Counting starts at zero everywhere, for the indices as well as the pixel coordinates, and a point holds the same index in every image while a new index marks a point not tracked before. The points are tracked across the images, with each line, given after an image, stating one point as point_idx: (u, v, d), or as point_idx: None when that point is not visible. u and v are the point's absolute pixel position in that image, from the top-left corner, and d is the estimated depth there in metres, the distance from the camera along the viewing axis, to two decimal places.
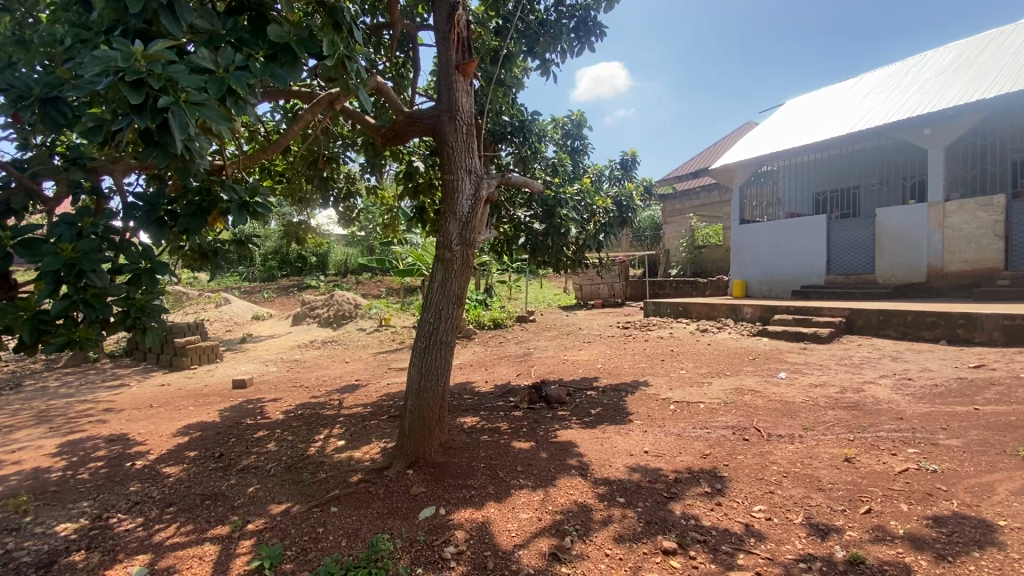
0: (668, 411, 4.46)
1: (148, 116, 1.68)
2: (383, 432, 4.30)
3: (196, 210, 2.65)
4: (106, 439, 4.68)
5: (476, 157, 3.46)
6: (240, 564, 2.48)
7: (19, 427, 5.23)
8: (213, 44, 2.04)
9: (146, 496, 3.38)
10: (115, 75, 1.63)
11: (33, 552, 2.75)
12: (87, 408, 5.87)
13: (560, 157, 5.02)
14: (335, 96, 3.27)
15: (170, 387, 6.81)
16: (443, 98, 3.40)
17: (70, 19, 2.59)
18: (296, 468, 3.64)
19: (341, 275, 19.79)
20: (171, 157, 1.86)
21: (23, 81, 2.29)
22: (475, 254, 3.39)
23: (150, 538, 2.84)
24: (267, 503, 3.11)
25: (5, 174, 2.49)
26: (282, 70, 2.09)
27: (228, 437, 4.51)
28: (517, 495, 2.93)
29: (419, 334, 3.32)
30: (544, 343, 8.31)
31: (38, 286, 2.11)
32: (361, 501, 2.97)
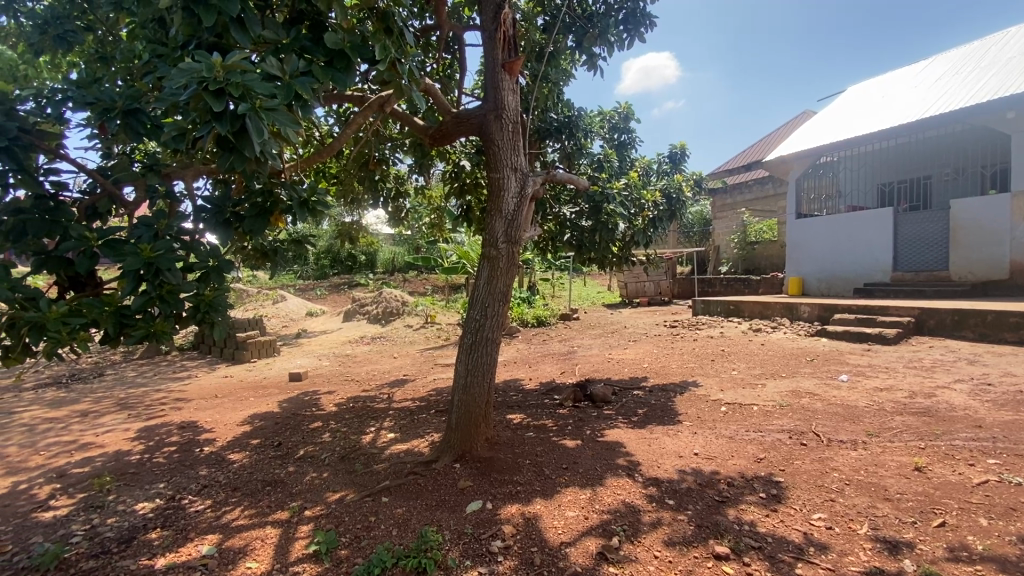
0: (719, 412, 4.33)
1: (227, 123, 1.79)
2: (431, 427, 4.40)
3: (259, 210, 2.82)
4: (178, 426, 5.04)
5: (521, 155, 3.48)
6: (299, 548, 2.61)
7: (104, 413, 5.72)
8: (279, 53, 2.14)
9: (212, 480, 3.61)
10: (199, 85, 1.75)
11: (116, 528, 3.00)
12: (160, 397, 6.32)
13: (606, 152, 4.91)
14: (386, 99, 3.35)
15: (233, 379, 7.22)
16: (489, 97, 3.42)
17: (148, 37, 2.81)
18: (349, 459, 3.78)
19: (389, 273, 20.37)
20: (248, 161, 1.96)
21: (107, 94, 2.47)
22: (521, 250, 3.41)
23: (218, 519, 3.03)
24: (322, 491, 3.25)
25: (92, 181, 2.73)
26: (341, 76, 2.19)
27: (284, 427, 4.74)
28: (564, 493, 2.92)
29: (466, 330, 3.37)
30: (589, 341, 8.23)
31: (121, 283, 2.32)
32: (410, 493, 3.05)
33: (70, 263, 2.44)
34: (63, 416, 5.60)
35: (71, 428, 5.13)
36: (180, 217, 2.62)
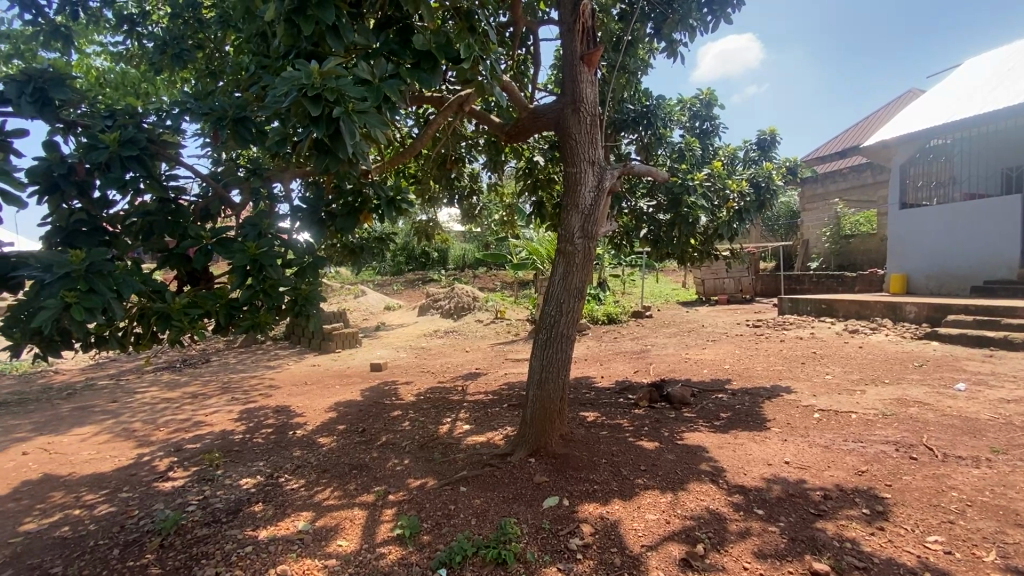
0: (811, 419, 4.02)
1: (323, 127, 1.89)
2: (505, 420, 4.46)
3: (349, 210, 3.07)
4: (273, 409, 5.47)
5: (599, 148, 3.41)
6: (385, 530, 2.75)
7: (211, 395, 6.34)
8: (369, 57, 2.23)
9: (305, 461, 3.88)
10: (299, 91, 1.87)
11: (224, 500, 3.31)
12: (258, 382, 6.90)
13: (688, 141, 4.71)
14: (465, 98, 3.40)
15: (320, 367, 7.74)
16: (567, 89, 3.38)
17: (252, 51, 3.05)
18: (428, 447, 3.92)
19: (460, 269, 20.89)
20: (341, 163, 2.07)
21: (219, 104, 2.70)
22: (598, 246, 3.35)
23: (312, 497, 3.25)
24: (404, 478, 3.40)
25: (205, 185, 3.02)
26: (426, 77, 2.25)
27: (366, 415, 4.99)
28: (643, 495, 2.85)
29: (541, 326, 3.36)
30: (664, 339, 7.96)
31: (231, 278, 2.56)
32: (487, 484, 3.11)
33: (188, 260, 2.72)
34: (178, 397, 6.27)
35: (185, 408, 5.73)
36: (276, 219, 2.81)
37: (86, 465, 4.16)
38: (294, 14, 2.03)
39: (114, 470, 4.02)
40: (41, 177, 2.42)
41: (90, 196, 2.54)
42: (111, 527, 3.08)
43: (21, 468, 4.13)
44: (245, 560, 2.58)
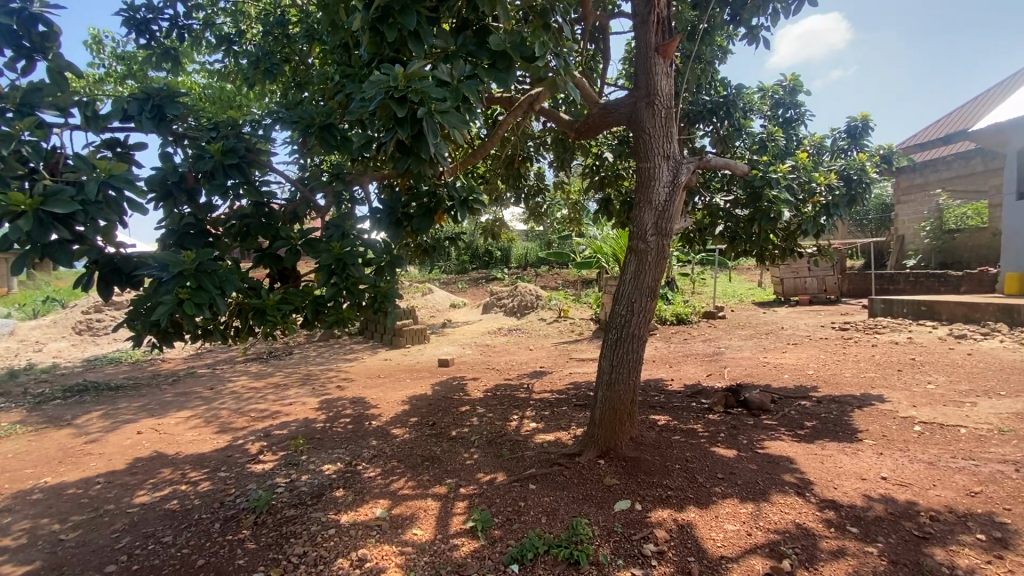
0: (911, 432, 3.67)
1: (408, 127, 1.97)
2: (573, 420, 4.43)
3: (425, 210, 3.18)
4: (350, 401, 5.77)
5: (674, 142, 3.30)
6: (458, 523, 2.82)
7: (294, 385, 6.79)
8: (448, 59, 2.29)
9: (380, 451, 4.07)
10: (387, 93, 1.96)
11: (309, 484, 3.54)
12: (334, 374, 7.31)
13: (770, 131, 4.45)
14: (535, 97, 3.39)
15: (391, 362, 8.07)
16: (641, 82, 3.30)
17: (337, 61, 3.24)
18: (496, 443, 3.97)
19: (522, 267, 21.01)
20: (423, 163, 2.15)
21: (308, 113, 2.88)
22: (672, 243, 3.25)
23: (388, 486, 3.40)
24: (474, 472, 3.47)
25: (293, 189, 3.24)
26: (502, 76, 2.28)
27: (436, 409, 5.14)
28: (721, 504, 2.73)
29: (611, 326, 3.29)
30: (738, 342, 7.57)
31: (317, 275, 2.74)
32: (556, 483, 3.11)
33: (279, 259, 2.93)
34: (265, 386, 6.78)
35: (271, 397, 6.18)
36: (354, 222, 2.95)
37: (189, 445, 4.59)
38: (378, 22, 2.13)
39: (213, 451, 4.41)
40: (158, 185, 2.65)
41: (198, 202, 2.77)
42: (212, 503, 3.38)
43: (137, 445, 4.63)
44: (330, 541, 2.74)
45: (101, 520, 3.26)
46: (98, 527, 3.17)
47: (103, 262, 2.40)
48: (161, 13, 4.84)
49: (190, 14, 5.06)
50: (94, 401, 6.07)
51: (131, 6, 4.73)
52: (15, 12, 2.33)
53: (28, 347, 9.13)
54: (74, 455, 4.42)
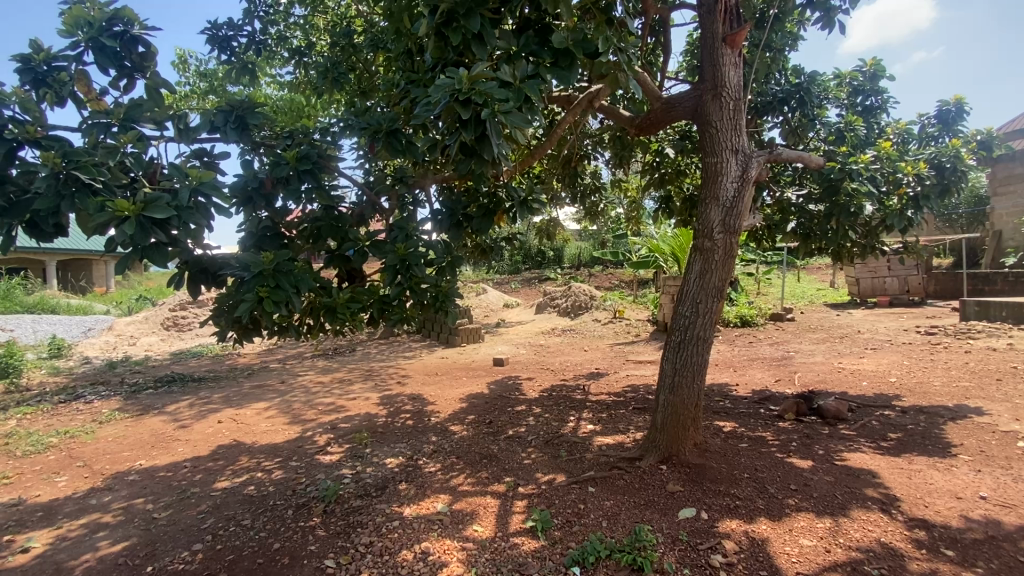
0: (1016, 449, 3.31)
1: (472, 129, 1.99)
2: (632, 423, 4.33)
3: (485, 211, 3.23)
4: (410, 397, 5.94)
5: (743, 135, 3.16)
6: (518, 522, 2.83)
7: (356, 381, 7.07)
8: (511, 59, 2.30)
9: (439, 447, 4.15)
10: (452, 96, 1.99)
11: (374, 476, 3.67)
12: (394, 371, 7.55)
13: (849, 119, 4.16)
14: (596, 94, 3.34)
15: (447, 360, 8.23)
16: (707, 74, 3.18)
17: (400, 67, 3.33)
18: (554, 444, 3.95)
19: (576, 267, 20.83)
20: (486, 164, 2.17)
21: (375, 119, 2.97)
22: (740, 241, 3.11)
23: (448, 481, 3.47)
24: (533, 471, 3.47)
25: (360, 192, 3.37)
26: (564, 74, 2.27)
27: (492, 408, 5.19)
28: (795, 517, 2.58)
29: (675, 327, 3.19)
30: (809, 346, 7.13)
31: (383, 276, 2.85)
32: (617, 487, 3.05)
33: (347, 259, 3.06)
34: (331, 381, 7.10)
35: (336, 392, 6.46)
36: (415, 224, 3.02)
37: (263, 435, 4.88)
38: (444, 26, 2.17)
39: (285, 441, 4.67)
40: (240, 192, 2.83)
41: (274, 206, 2.93)
42: (285, 491, 3.58)
43: (218, 434, 4.98)
44: (394, 533, 2.83)
45: (188, 502, 3.53)
46: (186, 508, 3.44)
47: (193, 263, 2.59)
48: (240, 30, 5.18)
49: (265, 30, 5.38)
50: (180, 391, 6.59)
51: (214, 25, 5.09)
52: (120, 35, 2.57)
53: (125, 341, 10.06)
54: (164, 440, 4.81)
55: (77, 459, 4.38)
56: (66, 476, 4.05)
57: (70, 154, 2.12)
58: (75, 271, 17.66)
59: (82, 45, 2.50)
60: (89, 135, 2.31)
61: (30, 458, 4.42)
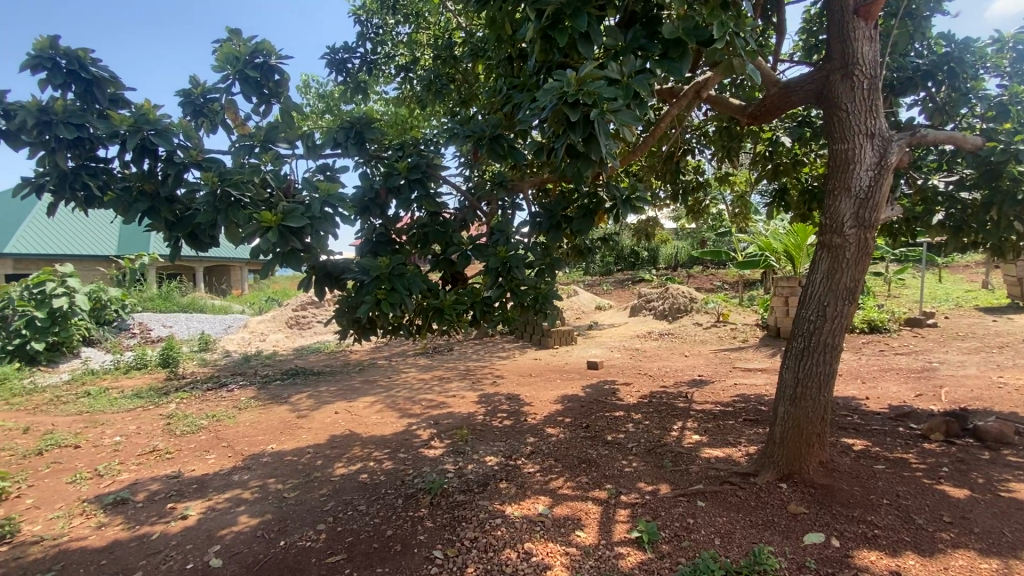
0: None
1: (580, 131, 1.98)
2: (743, 436, 4.04)
3: (586, 212, 3.19)
4: (506, 397, 6.04)
5: (880, 117, 2.81)
6: (622, 531, 2.75)
7: (455, 380, 7.34)
8: (618, 56, 2.26)
9: (537, 448, 4.17)
10: (561, 99, 1.99)
11: (475, 473, 3.78)
12: (489, 371, 7.73)
13: (1015, 90, 3.55)
14: (703, 84, 3.17)
15: (541, 361, 8.26)
16: (835, 53, 2.89)
17: (502, 73, 3.40)
18: (656, 452, 3.80)
19: (672, 268, 19.97)
20: (593, 164, 2.15)
21: (478, 126, 3.05)
22: (877, 237, 2.77)
23: (547, 483, 3.46)
24: (635, 480, 3.35)
25: (463, 198, 3.49)
26: (675, 66, 2.18)
27: (589, 411, 5.11)
28: (952, 556, 2.26)
29: (796, 333, 2.92)
30: (958, 356, 6.17)
31: (486, 279, 2.94)
32: (729, 504, 2.86)
33: (451, 263, 3.18)
34: (431, 379, 7.45)
35: (437, 389, 6.75)
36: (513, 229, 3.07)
37: (374, 427, 5.23)
38: (550, 28, 2.19)
39: (392, 434, 4.96)
40: (357, 202, 3.05)
41: (386, 214, 3.12)
42: (395, 481, 3.80)
43: (335, 424, 5.42)
44: (497, 531, 2.88)
45: (312, 485, 3.88)
46: (311, 490, 3.78)
47: (318, 268, 2.84)
48: (353, 52, 5.64)
49: (375, 50, 5.81)
50: (302, 384, 7.28)
51: (332, 50, 5.58)
52: (260, 65, 2.89)
53: (257, 337, 11.34)
54: (290, 427, 5.34)
55: (222, 440, 5.01)
56: (214, 455, 4.65)
57: (224, 174, 2.42)
58: (217, 275, 20.29)
59: (231, 78, 2.85)
60: (237, 157, 2.62)
61: (187, 437, 5.13)
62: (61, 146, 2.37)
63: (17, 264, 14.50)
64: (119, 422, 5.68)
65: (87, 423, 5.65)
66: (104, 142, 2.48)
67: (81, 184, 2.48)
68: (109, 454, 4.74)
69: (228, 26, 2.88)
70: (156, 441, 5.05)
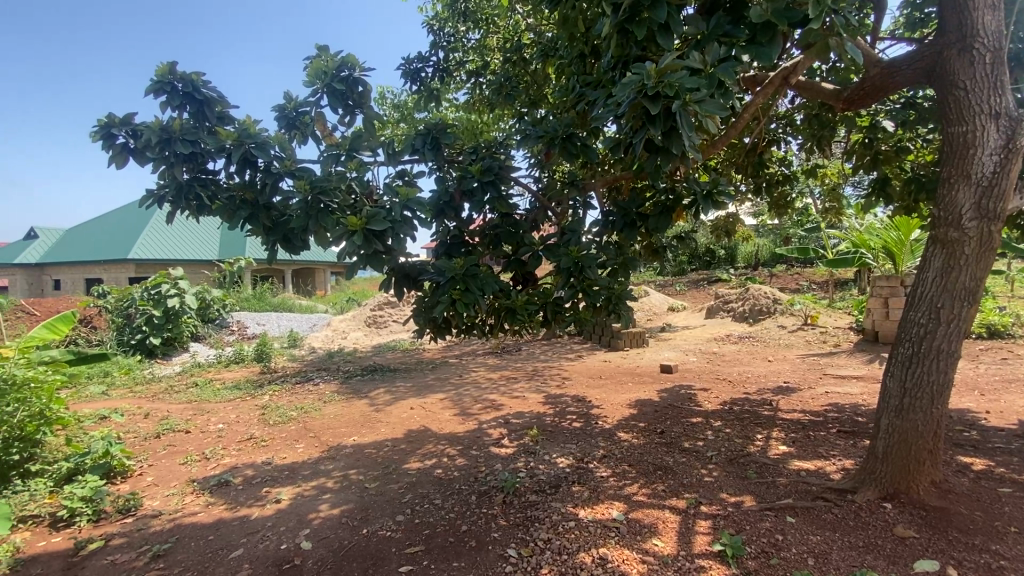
0: None
1: (660, 124, 1.92)
2: (838, 449, 3.72)
3: (664, 209, 3.08)
4: (576, 399, 5.97)
5: (1008, 94, 2.48)
6: (703, 543, 2.63)
7: (524, 380, 7.37)
8: (700, 45, 2.17)
9: (610, 452, 4.08)
10: (640, 92, 1.94)
11: (547, 474, 3.76)
12: (559, 372, 7.69)
13: None
14: (793, 69, 2.96)
15: (612, 363, 8.10)
16: (951, 25, 2.58)
17: (574, 71, 3.36)
18: (739, 463, 3.59)
19: (752, 267, 18.87)
20: (673, 159, 2.07)
21: (551, 126, 3.03)
22: (1004, 230, 2.44)
23: (622, 489, 3.38)
24: (716, 490, 3.19)
25: (534, 199, 3.49)
26: (764, 50, 2.05)
27: (664, 416, 4.93)
28: None
29: (902, 338, 2.64)
30: None
31: (558, 279, 2.93)
32: (824, 522, 2.65)
33: (523, 264, 3.18)
34: (501, 378, 7.53)
35: (507, 389, 6.82)
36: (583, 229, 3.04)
37: (447, 424, 5.37)
38: (626, 22, 2.14)
39: (464, 432, 5.06)
40: (433, 205, 3.14)
41: (460, 216, 3.18)
42: (469, 477, 3.88)
43: (410, 419, 5.63)
44: (571, 534, 2.85)
45: (391, 477, 4.06)
46: (390, 482, 3.95)
47: (398, 269, 2.96)
48: (427, 61, 5.83)
49: (448, 57, 5.97)
50: (380, 380, 7.62)
51: (407, 60, 5.80)
52: (345, 78, 3.07)
53: (338, 335, 12.05)
54: (370, 421, 5.61)
55: (310, 431, 5.36)
56: (303, 444, 4.99)
57: (315, 182, 2.59)
58: (303, 277, 21.79)
59: (320, 91, 3.05)
60: (326, 165, 2.79)
61: (279, 427, 5.54)
62: (178, 161, 2.64)
63: (139, 268, 16.43)
64: (222, 411, 6.25)
65: (195, 411, 6.27)
66: (212, 156, 2.73)
67: (194, 194, 2.76)
68: (214, 440, 5.23)
69: (317, 43, 3.08)
70: (253, 429, 5.51)
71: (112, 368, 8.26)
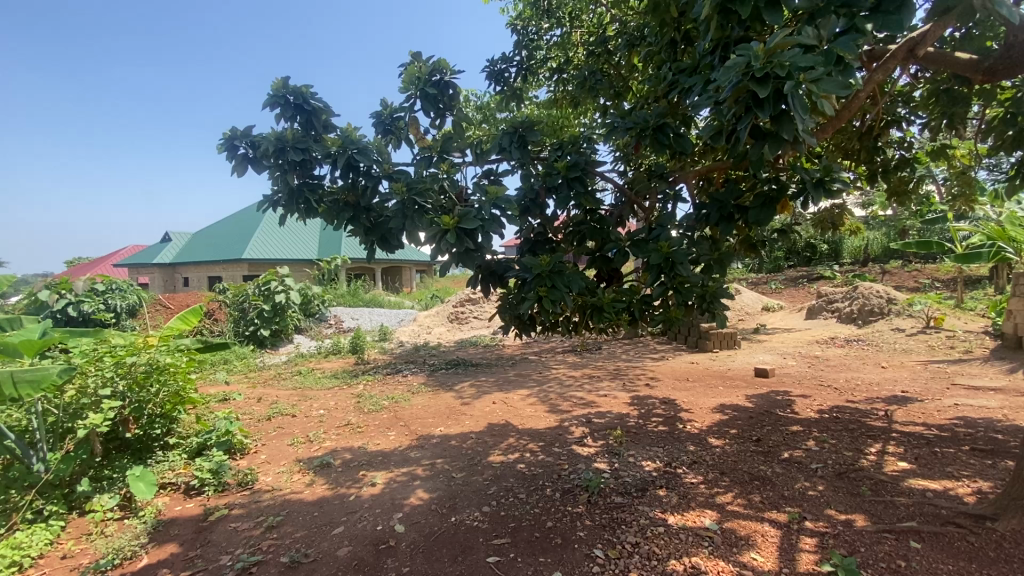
0: None
1: (769, 108, 1.79)
2: (971, 469, 3.27)
3: (764, 200, 2.87)
4: (661, 400, 5.76)
5: None
6: (809, 562, 2.43)
7: (606, 379, 7.24)
8: (813, 19, 2.00)
9: (699, 458, 3.89)
10: (745, 75, 1.82)
11: (632, 476, 3.67)
12: (642, 372, 7.47)
13: None
14: (921, 41, 2.65)
15: (699, 365, 7.73)
16: None
17: (664, 59, 3.22)
18: (849, 478, 3.27)
19: (860, 263, 17.12)
20: (781, 145, 1.93)
21: (641, 117, 2.93)
22: None
23: (713, 497, 3.21)
24: (823, 506, 2.93)
25: (621, 193, 3.40)
26: (890, 19, 1.86)
27: (758, 423, 4.62)
28: None
29: None
30: None
31: (647, 275, 2.85)
32: (957, 551, 2.34)
33: (608, 260, 3.11)
34: (582, 376, 7.47)
35: (589, 387, 6.74)
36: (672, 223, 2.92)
37: (528, 420, 5.41)
38: (729, 2, 2.04)
39: (546, 428, 5.07)
40: (519, 202, 3.16)
41: (545, 213, 3.16)
42: (551, 474, 3.88)
43: (493, 413, 5.74)
44: (660, 539, 2.77)
45: (476, 468, 4.17)
46: (474, 473, 4.06)
47: (484, 266, 3.01)
48: (510, 61, 5.89)
49: (530, 54, 5.98)
50: (463, 375, 7.85)
51: (491, 61, 5.90)
52: (436, 82, 3.19)
53: (424, 330, 12.60)
54: (455, 413, 5.80)
55: (399, 421, 5.65)
56: (394, 432, 5.27)
57: (411, 184, 2.72)
58: (391, 274, 23.01)
59: (413, 96, 3.19)
60: (419, 167, 2.91)
61: (372, 415, 5.89)
62: (290, 168, 2.87)
63: (251, 266, 18.26)
64: (322, 398, 6.77)
65: (299, 397, 6.84)
66: (319, 162, 2.95)
67: (303, 199, 2.98)
68: (316, 424, 5.67)
69: (411, 51, 3.22)
70: (349, 416, 5.91)
71: (231, 356, 9.26)
